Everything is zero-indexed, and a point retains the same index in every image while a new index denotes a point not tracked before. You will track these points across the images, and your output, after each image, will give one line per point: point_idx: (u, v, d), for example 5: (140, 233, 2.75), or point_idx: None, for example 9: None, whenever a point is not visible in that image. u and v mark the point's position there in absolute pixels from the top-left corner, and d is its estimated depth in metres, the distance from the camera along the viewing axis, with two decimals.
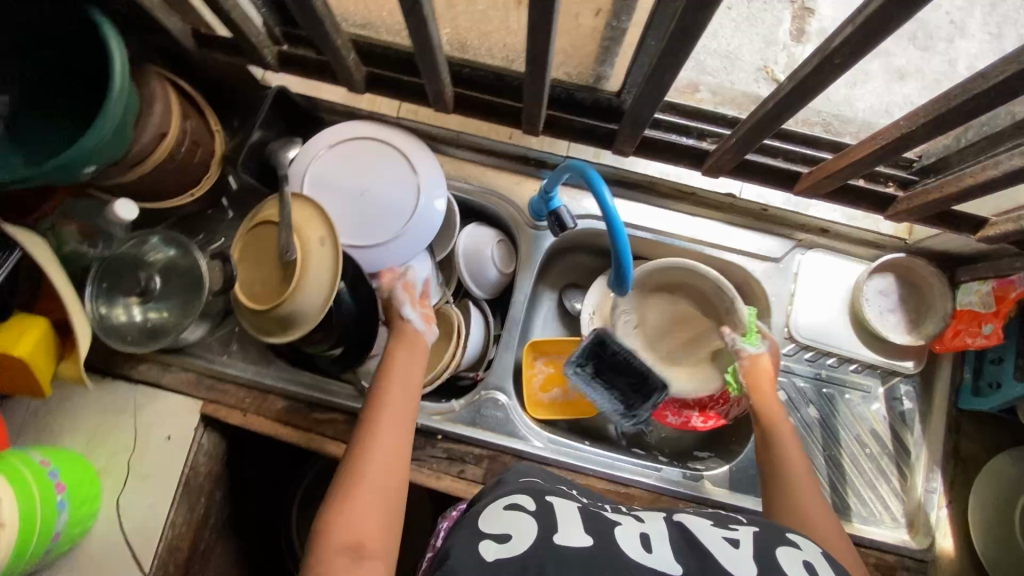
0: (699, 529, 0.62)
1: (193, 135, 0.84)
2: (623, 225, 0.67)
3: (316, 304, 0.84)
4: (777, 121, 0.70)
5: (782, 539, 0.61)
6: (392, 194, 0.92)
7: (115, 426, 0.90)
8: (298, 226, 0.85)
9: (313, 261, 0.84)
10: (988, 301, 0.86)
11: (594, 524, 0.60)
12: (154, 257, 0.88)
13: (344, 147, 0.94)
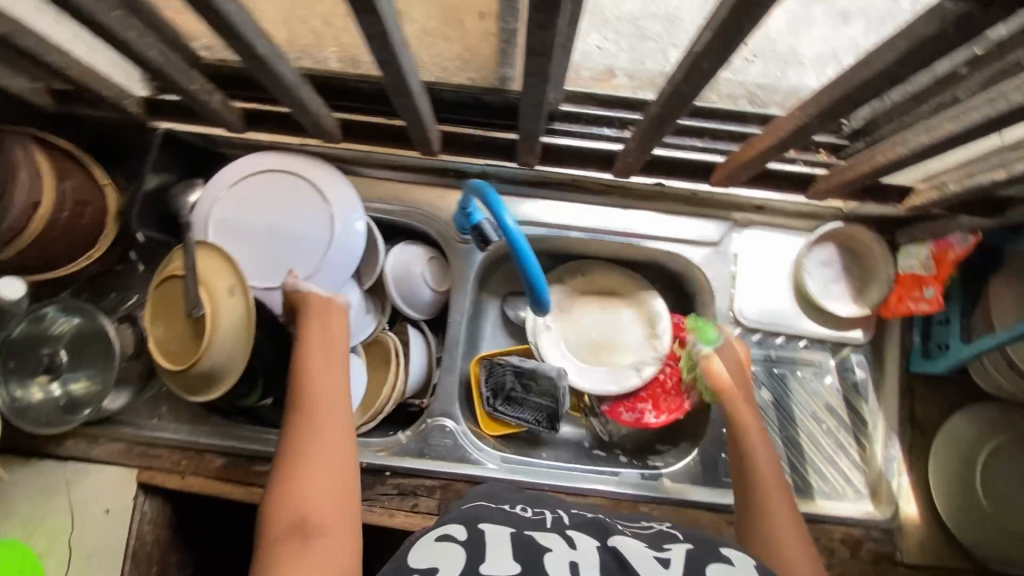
0: (629, 549, 0.59)
1: (78, 195, 0.79)
2: (523, 239, 0.64)
3: (235, 356, 0.80)
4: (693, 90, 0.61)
5: (715, 554, 0.60)
6: (306, 226, 0.86)
7: (49, 507, 0.86)
8: (205, 276, 0.80)
9: (224, 312, 0.79)
10: (929, 265, 0.84)
11: (524, 546, 0.57)
12: (58, 328, 0.83)
13: (246, 184, 0.88)
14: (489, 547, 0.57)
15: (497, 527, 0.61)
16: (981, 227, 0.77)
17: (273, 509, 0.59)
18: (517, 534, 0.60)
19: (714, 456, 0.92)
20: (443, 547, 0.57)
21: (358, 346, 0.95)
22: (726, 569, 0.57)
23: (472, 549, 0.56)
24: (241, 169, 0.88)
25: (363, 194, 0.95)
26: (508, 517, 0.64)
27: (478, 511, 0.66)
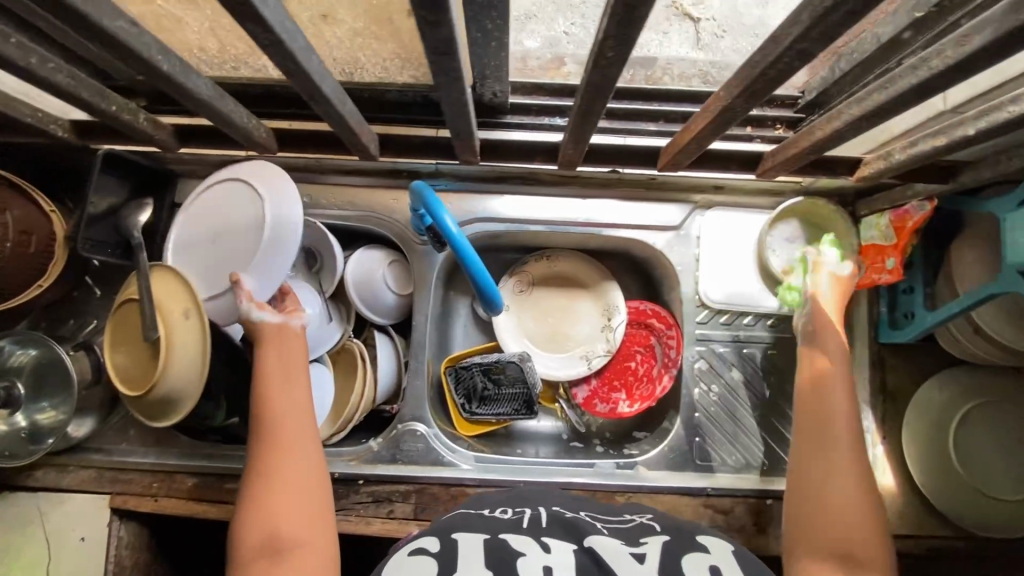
0: (604, 546, 0.60)
1: (20, 224, 0.77)
2: (467, 242, 0.65)
3: (192, 379, 0.78)
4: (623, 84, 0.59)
5: (691, 545, 0.62)
6: (247, 231, 0.82)
7: (23, 539, 0.86)
8: (159, 301, 0.78)
9: (178, 336, 0.77)
10: (889, 233, 0.83)
11: (497, 553, 0.57)
12: (16, 360, 0.82)
13: (201, 204, 0.87)
14: (460, 557, 0.57)
15: (471, 535, 0.61)
16: (935, 191, 0.75)
17: (247, 532, 0.58)
18: (491, 539, 0.60)
19: (689, 441, 0.91)
20: (414, 563, 0.57)
21: (324, 356, 0.95)
22: (702, 558, 0.60)
23: (443, 562, 0.57)
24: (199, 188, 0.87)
25: (318, 201, 0.94)
26: (485, 522, 0.65)
27: (456, 521, 0.66)
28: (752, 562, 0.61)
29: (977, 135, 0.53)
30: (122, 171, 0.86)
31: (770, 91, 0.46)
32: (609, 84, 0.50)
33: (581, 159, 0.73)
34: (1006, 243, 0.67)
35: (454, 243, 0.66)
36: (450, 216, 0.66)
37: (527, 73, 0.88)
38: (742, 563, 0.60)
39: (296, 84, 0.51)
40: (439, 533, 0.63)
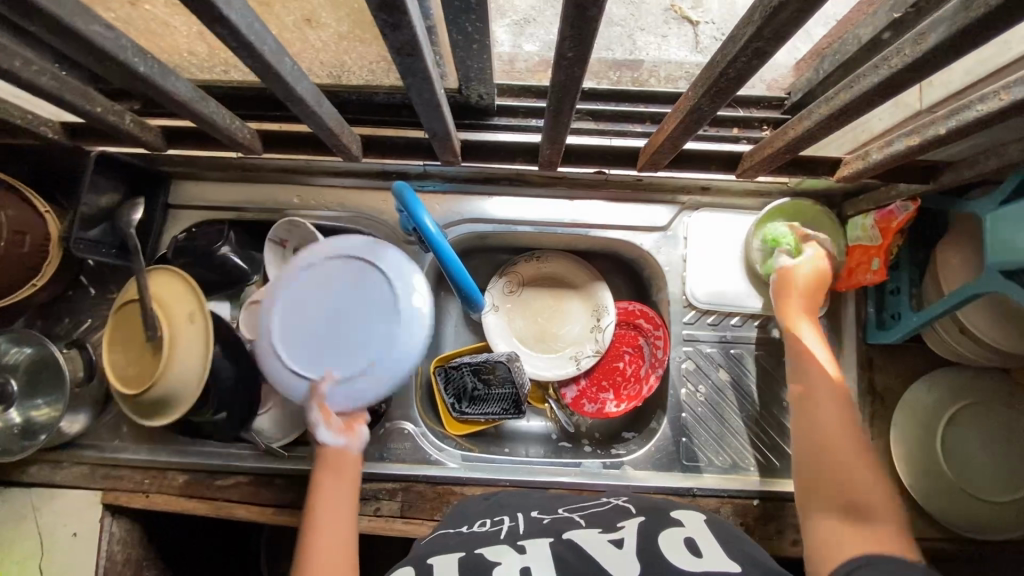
0: (584, 536, 0.63)
1: (14, 223, 0.79)
2: (447, 246, 0.68)
3: (190, 380, 0.80)
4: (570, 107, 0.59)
5: (667, 521, 0.65)
6: (360, 335, 0.78)
7: (17, 534, 0.87)
8: (166, 306, 0.82)
9: (180, 338, 0.80)
10: (873, 234, 0.82)
11: (474, 566, 0.58)
12: (13, 358, 0.84)
13: (326, 261, 0.80)
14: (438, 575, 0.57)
15: (448, 555, 0.61)
16: (918, 191, 0.74)
17: None
18: (467, 555, 0.60)
19: (675, 441, 0.91)
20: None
21: None
22: (677, 533, 0.63)
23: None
24: (346, 245, 0.81)
25: (310, 202, 0.95)
26: (464, 541, 0.65)
27: (435, 543, 0.66)
28: (722, 527, 0.65)
29: (947, 134, 0.53)
30: (114, 172, 0.87)
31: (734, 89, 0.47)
32: (576, 81, 0.50)
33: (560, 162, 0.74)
34: (987, 242, 0.66)
35: (433, 243, 0.68)
36: (429, 217, 0.68)
37: (514, 75, 0.90)
38: (712, 527, 0.64)
39: (272, 85, 0.52)
40: (415, 560, 0.62)
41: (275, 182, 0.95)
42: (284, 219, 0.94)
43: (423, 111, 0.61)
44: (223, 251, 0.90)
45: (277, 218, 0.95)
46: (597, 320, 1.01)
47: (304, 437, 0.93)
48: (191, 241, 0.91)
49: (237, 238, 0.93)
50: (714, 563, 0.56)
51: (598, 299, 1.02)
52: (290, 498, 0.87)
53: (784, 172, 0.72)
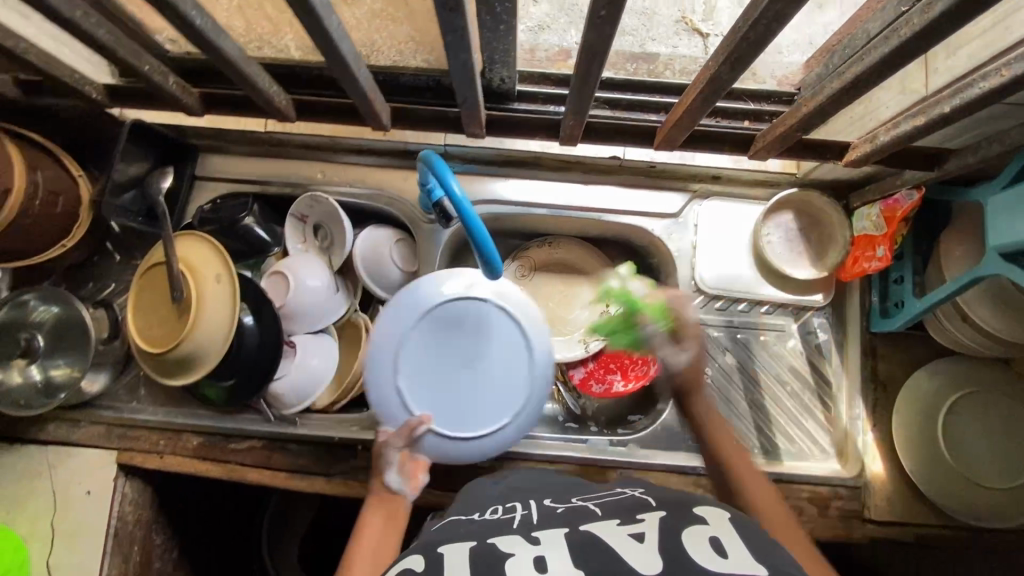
0: (603, 530, 0.59)
1: (49, 185, 0.81)
2: (474, 214, 0.68)
3: (219, 340, 0.85)
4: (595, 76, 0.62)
5: (690, 518, 0.59)
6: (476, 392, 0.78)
7: (32, 491, 0.89)
8: (193, 267, 0.85)
9: (209, 299, 0.84)
10: (879, 223, 0.85)
11: (485, 559, 0.55)
12: (39, 316, 0.86)
13: (476, 305, 0.80)
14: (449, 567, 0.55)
15: (458, 546, 0.58)
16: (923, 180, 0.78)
17: None
18: (478, 546, 0.58)
19: (681, 422, 0.93)
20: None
21: (329, 328, 0.98)
22: (703, 531, 0.57)
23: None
24: (508, 303, 0.80)
25: (332, 179, 0.98)
26: (476, 528, 0.62)
27: (445, 532, 0.63)
28: (753, 530, 0.58)
29: (953, 111, 0.56)
30: (146, 141, 0.90)
31: (751, 58, 0.50)
32: (606, 40, 0.54)
33: (580, 138, 0.75)
34: (991, 225, 0.69)
35: (460, 209, 0.68)
36: (457, 184, 0.70)
37: (535, 63, 0.94)
38: (743, 530, 0.58)
39: (318, 41, 0.55)
40: (424, 548, 0.60)
41: (299, 158, 0.98)
42: (306, 194, 0.97)
43: (456, 75, 0.64)
44: (247, 221, 0.94)
45: (299, 193, 0.98)
46: (604, 307, 1.04)
47: (317, 406, 0.95)
48: (218, 208, 0.95)
49: (259, 210, 0.96)
50: (744, 568, 0.52)
51: (606, 285, 1.04)
52: (302, 462, 0.89)
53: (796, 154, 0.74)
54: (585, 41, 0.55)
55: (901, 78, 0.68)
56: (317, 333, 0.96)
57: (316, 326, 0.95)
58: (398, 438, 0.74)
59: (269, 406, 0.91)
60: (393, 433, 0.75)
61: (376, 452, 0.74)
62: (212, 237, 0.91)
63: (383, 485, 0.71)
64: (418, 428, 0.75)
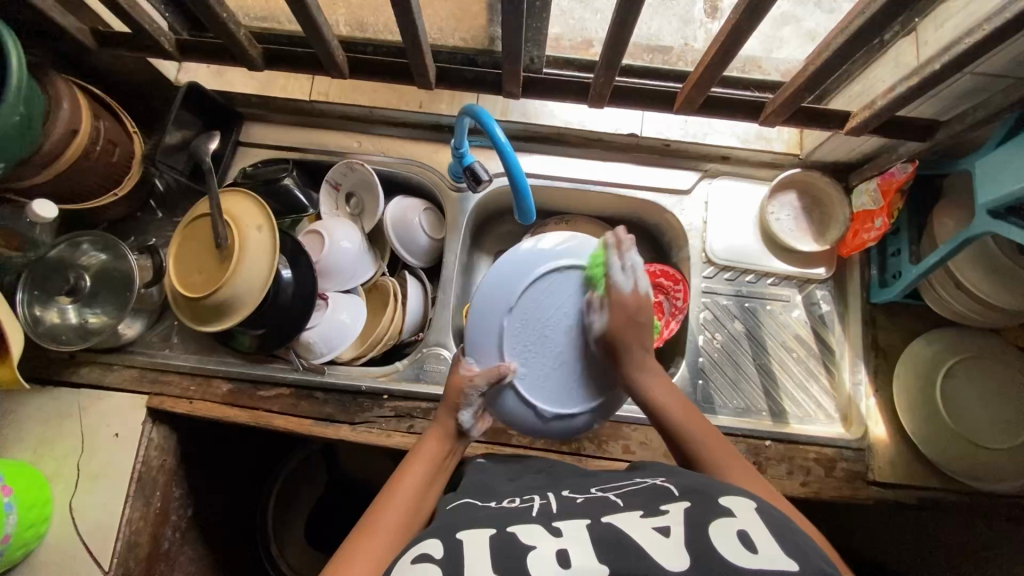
0: (624, 522, 0.53)
1: (108, 134, 0.86)
2: (515, 157, 0.79)
3: (254, 288, 0.88)
4: (626, 35, 0.70)
5: (715, 508, 0.53)
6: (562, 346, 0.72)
7: (61, 432, 0.90)
8: (236, 217, 0.89)
9: (249, 247, 0.88)
10: (876, 198, 0.91)
11: (508, 549, 0.51)
12: (86, 260, 0.90)
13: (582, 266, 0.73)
14: (468, 559, 0.50)
15: (477, 531, 0.54)
16: (916, 155, 0.86)
17: None
18: (498, 534, 0.53)
19: (693, 383, 0.97)
20: (422, 568, 0.50)
21: (357, 289, 1.02)
22: (729, 523, 0.51)
23: (450, 566, 0.50)
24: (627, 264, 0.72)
25: (367, 148, 1.04)
26: (493, 513, 0.58)
27: (460, 512, 0.59)
28: (781, 520, 0.52)
29: (944, 67, 0.65)
30: (197, 105, 0.97)
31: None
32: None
33: (608, 97, 0.85)
34: (981, 180, 0.76)
35: (502, 149, 0.78)
36: (498, 130, 0.80)
37: (560, 50, 1.04)
38: (771, 521, 0.52)
39: None
40: (439, 532, 0.56)
41: (337, 128, 1.05)
42: (342, 162, 1.02)
43: (506, 28, 0.72)
44: (287, 182, 0.98)
45: (336, 160, 1.04)
46: None
47: (342, 359, 0.98)
48: (257, 172, 1.01)
49: (298, 175, 1.02)
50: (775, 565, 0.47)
51: None
52: (329, 410, 0.92)
53: (800, 122, 0.82)
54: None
55: (895, 54, 0.76)
56: (346, 292, 1.01)
57: (346, 286, 1.00)
58: (484, 382, 0.70)
59: (298, 356, 0.96)
60: (479, 374, 0.70)
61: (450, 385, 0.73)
62: (256, 194, 0.95)
63: (450, 416, 0.73)
64: (507, 375, 0.70)
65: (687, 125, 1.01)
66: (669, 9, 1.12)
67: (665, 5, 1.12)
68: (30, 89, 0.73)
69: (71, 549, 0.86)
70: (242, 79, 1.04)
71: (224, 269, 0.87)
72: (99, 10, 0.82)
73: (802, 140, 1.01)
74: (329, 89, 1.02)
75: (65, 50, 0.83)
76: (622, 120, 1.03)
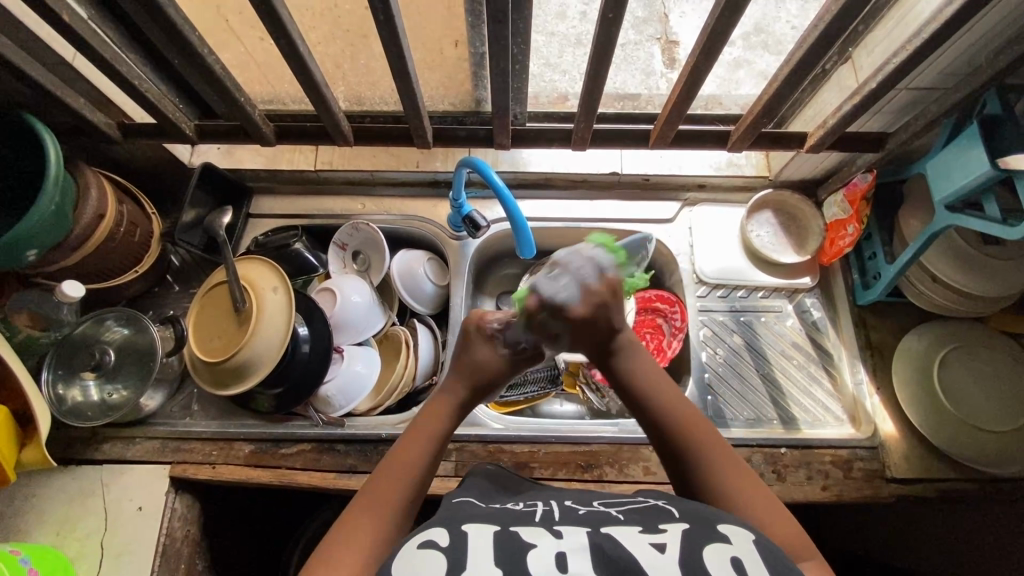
0: (623, 535, 0.53)
1: (131, 217, 0.92)
2: (511, 195, 0.86)
3: (272, 347, 0.91)
4: (598, 87, 0.79)
5: (712, 533, 0.53)
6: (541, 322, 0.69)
7: (83, 510, 0.90)
8: (253, 281, 0.94)
9: (266, 309, 0.92)
10: (845, 207, 0.99)
11: (509, 549, 0.51)
12: (110, 336, 0.94)
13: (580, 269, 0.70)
14: (472, 553, 0.50)
15: (481, 526, 0.54)
16: (873, 165, 0.94)
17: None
18: (501, 531, 0.53)
19: (702, 399, 1.00)
20: (425, 556, 0.50)
21: (369, 340, 1.06)
22: (724, 549, 0.51)
23: (454, 557, 0.50)
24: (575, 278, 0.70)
25: (370, 209, 1.11)
26: (497, 513, 0.58)
27: (462, 507, 0.59)
28: (778, 556, 0.51)
29: (879, 85, 0.74)
30: (210, 185, 1.04)
31: (727, 35, 0.67)
32: (612, 38, 0.70)
33: (589, 140, 0.93)
34: (931, 179, 0.84)
35: (500, 191, 0.85)
36: (494, 174, 0.87)
37: (540, 105, 1.14)
38: (767, 553, 0.51)
39: (392, 55, 0.73)
40: (445, 522, 0.55)
41: (340, 193, 1.13)
42: (348, 223, 1.08)
43: (494, 87, 0.81)
44: (297, 246, 1.05)
45: (341, 223, 1.10)
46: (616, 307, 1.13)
47: (358, 410, 1.01)
48: (268, 240, 1.06)
49: (308, 240, 1.08)
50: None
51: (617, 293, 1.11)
52: (350, 461, 0.93)
53: (762, 145, 0.90)
54: (595, 41, 0.71)
55: (838, 79, 0.86)
56: (360, 344, 1.04)
57: (358, 338, 1.03)
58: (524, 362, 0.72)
59: (317, 412, 0.98)
60: (522, 351, 0.73)
61: (481, 358, 0.73)
62: (269, 259, 1.00)
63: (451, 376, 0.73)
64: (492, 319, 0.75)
65: (662, 160, 1.10)
66: (631, 64, 1.25)
67: (627, 61, 1.25)
68: (66, 180, 0.79)
69: None
70: (250, 157, 1.12)
71: (243, 333, 0.91)
72: (123, 105, 0.91)
73: (769, 163, 1.10)
74: (331, 158, 1.11)
75: (91, 143, 0.91)
76: (602, 162, 1.11)
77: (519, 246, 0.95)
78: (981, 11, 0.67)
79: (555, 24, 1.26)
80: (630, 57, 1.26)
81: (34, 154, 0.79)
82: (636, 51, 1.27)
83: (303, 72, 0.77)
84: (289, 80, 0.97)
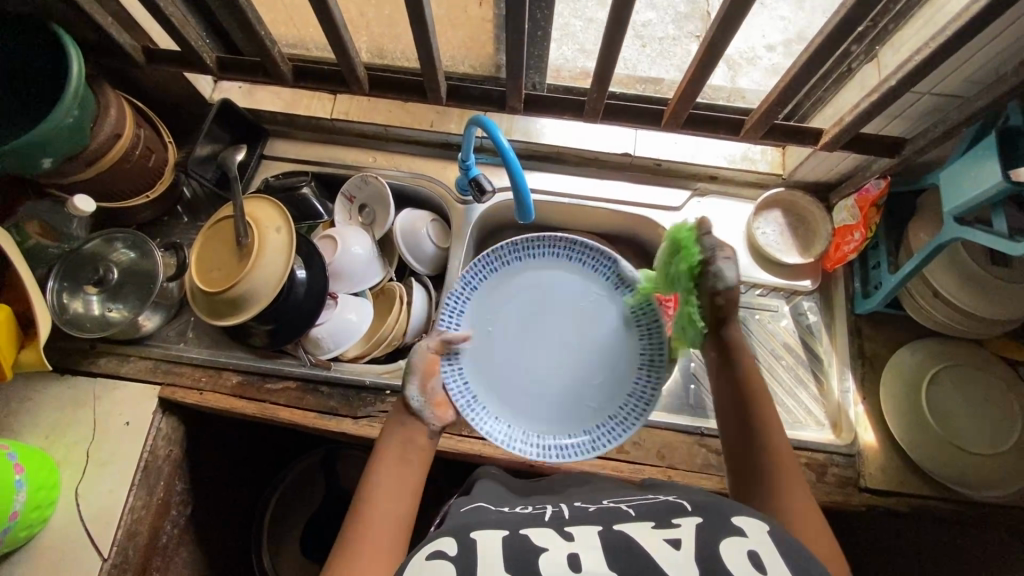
0: (637, 533, 0.52)
1: (148, 141, 0.94)
2: (514, 155, 0.85)
3: (270, 285, 0.92)
4: (613, 59, 0.79)
5: (724, 525, 0.51)
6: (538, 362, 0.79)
7: (73, 419, 0.93)
8: (257, 218, 0.95)
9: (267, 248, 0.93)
10: (855, 213, 0.97)
11: (519, 556, 0.50)
12: (116, 256, 0.97)
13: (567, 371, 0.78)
14: (483, 562, 0.49)
15: (489, 531, 0.53)
16: (888, 173, 0.92)
17: None
18: (510, 536, 0.52)
19: (686, 387, 1.02)
20: (435, 565, 0.49)
21: (365, 292, 1.08)
22: (739, 542, 0.50)
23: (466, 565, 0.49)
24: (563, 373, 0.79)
25: (380, 163, 1.12)
26: (504, 518, 0.56)
27: (474, 514, 0.58)
28: (795, 548, 0.50)
29: (898, 83, 0.73)
30: (227, 121, 1.07)
31: (743, 15, 0.67)
32: (629, 10, 0.70)
33: (601, 113, 0.92)
34: (946, 189, 0.81)
35: (503, 152, 0.85)
36: (501, 134, 0.87)
37: (560, 79, 1.13)
38: (786, 547, 0.50)
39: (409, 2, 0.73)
40: (455, 531, 0.54)
41: (353, 144, 1.14)
42: (358, 175, 1.09)
43: (508, 46, 0.81)
44: (306, 190, 1.08)
45: (351, 174, 1.12)
46: None
47: (346, 356, 1.03)
48: (278, 182, 1.09)
49: (316, 186, 1.10)
50: None
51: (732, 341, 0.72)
52: (332, 404, 0.95)
53: (776, 137, 0.90)
54: (611, 11, 0.71)
55: (859, 78, 0.85)
56: (355, 294, 1.06)
57: (355, 289, 1.05)
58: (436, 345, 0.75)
59: (306, 353, 1.00)
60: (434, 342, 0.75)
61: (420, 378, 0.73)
62: (277, 201, 1.01)
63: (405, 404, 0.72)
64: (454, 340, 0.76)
65: (677, 148, 1.10)
66: (667, 59, 1.21)
67: (663, 56, 1.22)
68: (86, 95, 0.81)
69: (72, 535, 0.87)
70: (269, 101, 1.14)
71: (242, 269, 0.92)
72: (150, 30, 0.93)
73: (784, 161, 1.09)
74: (348, 109, 1.12)
75: (117, 65, 0.93)
76: (615, 143, 1.11)
77: (520, 212, 0.94)
78: (1010, 16, 0.65)
79: (595, 10, 1.22)
80: (667, 52, 1.22)
81: (60, 66, 0.81)
82: (673, 46, 1.22)
83: (322, 13, 0.77)
84: (312, 26, 0.98)
